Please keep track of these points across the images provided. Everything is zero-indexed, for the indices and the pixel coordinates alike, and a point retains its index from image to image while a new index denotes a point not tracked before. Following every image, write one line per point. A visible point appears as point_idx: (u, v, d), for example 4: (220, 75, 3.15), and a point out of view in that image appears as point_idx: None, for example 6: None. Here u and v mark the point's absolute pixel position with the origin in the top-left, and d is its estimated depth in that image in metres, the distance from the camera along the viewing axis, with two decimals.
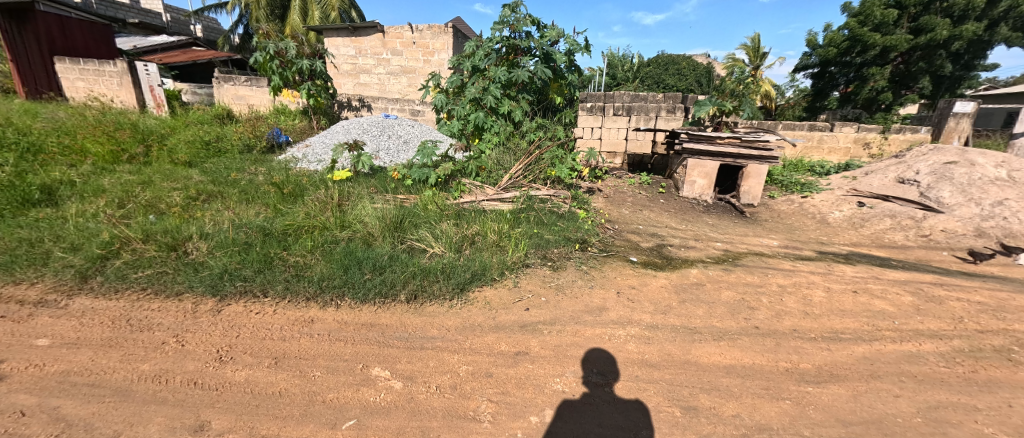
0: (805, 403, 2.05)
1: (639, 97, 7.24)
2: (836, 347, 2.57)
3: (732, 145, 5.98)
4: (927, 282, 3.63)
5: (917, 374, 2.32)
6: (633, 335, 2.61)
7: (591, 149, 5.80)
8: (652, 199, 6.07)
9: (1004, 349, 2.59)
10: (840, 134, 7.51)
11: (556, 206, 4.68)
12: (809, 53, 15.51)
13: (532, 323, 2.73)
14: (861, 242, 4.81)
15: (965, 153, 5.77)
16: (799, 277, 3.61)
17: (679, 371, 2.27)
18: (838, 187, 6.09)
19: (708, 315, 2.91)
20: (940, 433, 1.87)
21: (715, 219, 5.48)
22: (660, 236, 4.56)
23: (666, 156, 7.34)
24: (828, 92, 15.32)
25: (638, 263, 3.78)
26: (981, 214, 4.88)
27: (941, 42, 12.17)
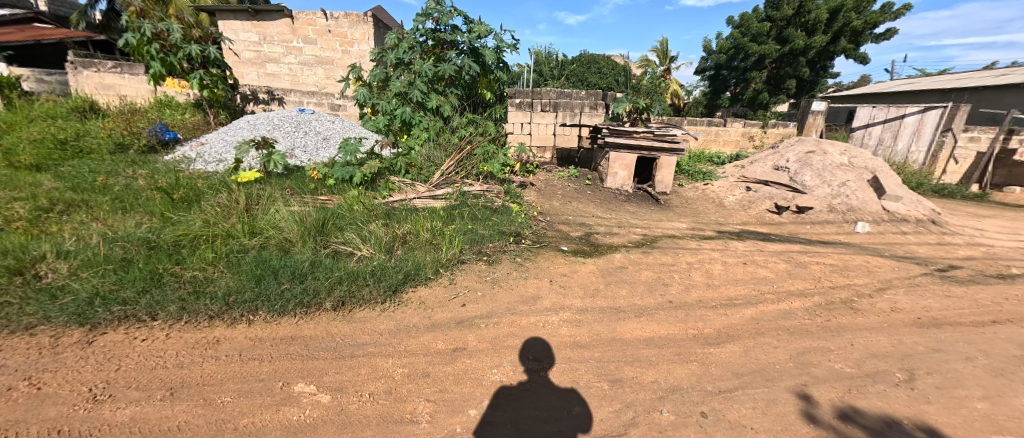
0: (709, 362, 2.33)
1: (565, 93, 7.48)
2: (731, 311, 2.96)
3: (647, 138, 6.49)
4: (797, 251, 4.34)
5: (792, 327, 2.76)
6: (565, 319, 2.75)
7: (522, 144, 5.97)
8: (578, 190, 6.39)
9: (849, 300, 3.21)
10: (731, 129, 8.57)
11: (489, 201, 4.71)
12: (706, 57, 17.58)
13: (469, 317, 2.74)
14: (750, 221, 5.56)
15: (821, 143, 6.95)
16: (703, 254, 4.08)
17: (606, 348, 2.45)
18: (731, 174, 6.96)
19: (630, 294, 3.16)
20: (807, 373, 2.26)
21: (635, 207, 5.94)
22: (588, 225, 4.82)
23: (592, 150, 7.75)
24: (723, 91, 17.37)
25: (569, 251, 3.97)
26: (833, 193, 5.93)
27: (799, 51, 14.36)
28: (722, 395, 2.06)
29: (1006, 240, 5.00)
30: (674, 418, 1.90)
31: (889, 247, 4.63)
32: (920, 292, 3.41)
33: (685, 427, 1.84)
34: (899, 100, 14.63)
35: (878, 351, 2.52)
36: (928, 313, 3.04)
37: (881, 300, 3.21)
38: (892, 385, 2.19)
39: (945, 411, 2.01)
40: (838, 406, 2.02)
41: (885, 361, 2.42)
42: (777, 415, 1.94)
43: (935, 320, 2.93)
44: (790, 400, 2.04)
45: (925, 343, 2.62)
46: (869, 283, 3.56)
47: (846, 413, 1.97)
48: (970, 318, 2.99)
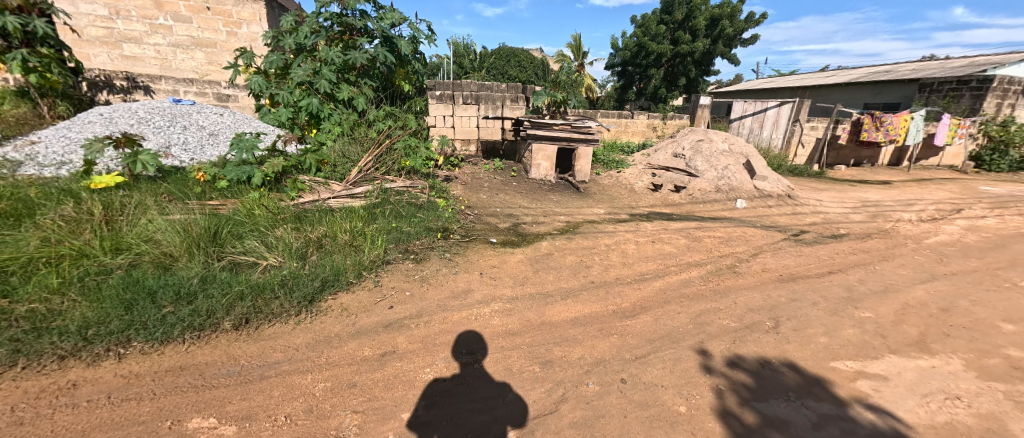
0: (627, 334, 2.55)
1: (485, 86, 7.48)
2: (643, 285, 3.26)
3: (566, 130, 6.79)
4: (695, 227, 4.92)
5: (692, 294, 3.13)
6: (495, 310, 2.78)
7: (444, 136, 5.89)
8: (503, 182, 6.45)
9: (734, 266, 3.74)
10: (638, 120, 9.32)
11: (414, 197, 4.54)
12: (613, 54, 18.88)
13: (397, 319, 2.63)
14: (657, 204, 6.14)
15: (708, 132, 7.90)
16: (619, 236, 4.42)
17: (536, 332, 2.53)
18: (639, 162, 7.60)
19: (556, 279, 3.30)
20: (704, 332, 2.59)
21: (558, 196, 6.18)
22: (514, 216, 4.91)
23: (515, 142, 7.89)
24: (630, 87, 18.75)
25: (497, 243, 4.00)
26: (720, 176, 6.81)
27: (687, 53, 16.20)
28: (637, 360, 2.27)
29: (838, 208, 6.22)
30: (598, 388, 2.04)
31: (762, 219, 5.47)
32: (782, 254, 4.09)
33: (608, 394, 2.00)
34: (765, 95, 17.30)
35: (756, 305, 2.97)
36: (790, 271, 3.66)
37: (756, 263, 3.79)
38: (766, 333, 2.61)
39: (802, 348, 2.45)
40: (728, 356, 2.35)
41: (760, 313, 2.86)
42: (681, 372, 2.19)
43: (795, 276, 3.54)
44: (691, 357, 2.33)
45: (788, 295, 3.15)
46: (747, 250, 4.18)
47: (734, 361, 2.30)
48: (818, 271, 3.66)
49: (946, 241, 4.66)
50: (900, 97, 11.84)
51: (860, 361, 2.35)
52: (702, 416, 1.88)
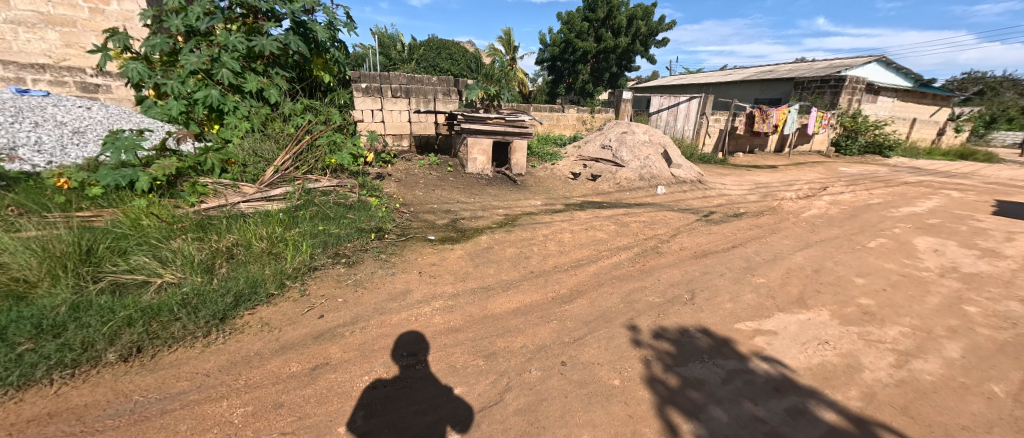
0: (565, 318, 2.65)
1: (415, 79, 7.24)
2: (578, 271, 3.41)
3: (500, 124, 6.80)
4: (623, 213, 5.25)
5: (622, 275, 3.35)
6: (436, 307, 2.73)
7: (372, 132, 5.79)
8: (440, 177, 6.32)
9: (657, 246, 4.06)
10: (569, 114, 9.67)
11: (342, 197, 4.26)
12: (543, 49, 19.29)
13: (329, 328, 2.46)
14: (590, 194, 6.44)
15: (631, 125, 8.43)
16: (555, 226, 4.57)
17: (478, 326, 2.53)
18: (571, 154, 7.89)
19: (497, 271, 3.32)
20: (633, 310, 2.78)
21: (496, 190, 6.21)
22: (452, 212, 4.83)
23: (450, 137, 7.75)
24: (560, 81, 19.33)
25: (436, 240, 3.91)
26: (643, 165, 7.32)
27: (610, 49, 17.10)
28: (575, 342, 2.38)
29: (740, 190, 7.04)
30: (541, 373, 2.10)
31: (680, 203, 6.00)
32: (697, 233, 4.53)
33: (549, 378, 2.06)
34: (679, 91, 18.94)
35: (676, 281, 3.27)
36: (704, 247, 4.08)
37: (676, 243, 4.16)
38: (686, 305, 2.88)
39: (714, 315, 2.75)
40: (655, 328, 2.56)
41: (679, 288, 3.15)
42: (615, 348, 2.34)
43: (708, 252, 3.95)
44: (623, 333, 2.49)
45: (702, 269, 3.51)
46: (668, 231, 4.56)
47: (660, 333, 2.51)
48: (726, 246, 4.12)
49: (820, 214, 5.51)
50: (780, 93, 13.87)
51: (760, 321, 2.70)
52: (634, 386, 2.03)
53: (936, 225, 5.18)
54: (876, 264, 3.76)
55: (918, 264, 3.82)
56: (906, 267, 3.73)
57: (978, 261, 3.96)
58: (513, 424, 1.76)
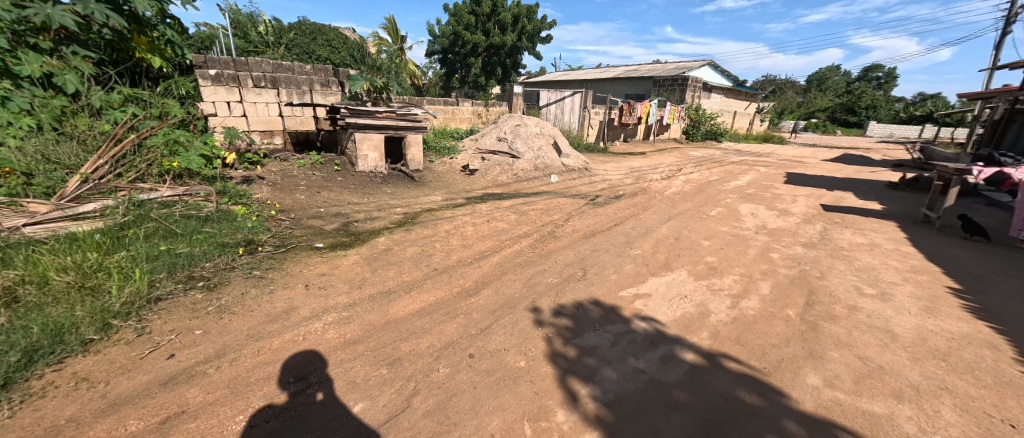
0: (471, 311, 2.68)
1: (283, 66, 6.42)
2: (482, 262, 3.48)
3: (390, 118, 6.47)
4: (522, 203, 5.48)
5: (522, 262, 3.51)
6: (330, 322, 2.50)
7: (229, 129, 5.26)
8: (325, 177, 5.75)
9: (553, 231, 4.35)
10: (463, 108, 9.65)
11: (194, 208, 3.60)
12: (432, 41, 18.80)
13: (180, 371, 2.05)
14: (490, 186, 6.55)
15: (523, 118, 8.76)
16: (456, 220, 4.55)
17: (380, 334, 2.40)
18: (468, 148, 7.90)
19: (398, 273, 3.19)
20: (533, 293, 2.94)
21: (392, 187, 5.90)
22: (343, 215, 4.45)
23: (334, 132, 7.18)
24: (452, 74, 19.07)
25: (325, 248, 3.57)
26: (536, 157, 7.71)
27: (498, 44, 17.46)
28: (481, 333, 2.42)
29: (619, 175, 7.91)
30: (448, 370, 2.10)
31: (571, 190, 6.49)
32: (587, 216, 4.97)
33: (457, 373, 2.07)
34: (564, 85, 20.34)
35: (570, 261, 3.55)
36: (593, 228, 4.50)
37: (569, 226, 4.51)
38: (580, 281, 3.15)
39: (601, 287, 3.07)
40: (552, 307, 2.75)
41: (573, 267, 3.44)
42: (519, 332, 2.45)
43: (595, 231, 4.37)
44: (525, 316, 2.62)
45: (591, 248, 3.87)
46: (562, 216, 4.91)
47: (557, 311, 2.70)
48: (610, 225, 4.61)
49: (680, 191, 6.51)
50: (643, 91, 16.00)
51: (638, 287, 3.10)
52: (537, 364, 2.16)
53: (754, 194, 6.56)
54: (717, 228, 4.62)
55: (742, 225, 4.81)
56: (735, 228, 4.67)
57: (779, 219, 5.15)
58: (422, 428, 1.73)
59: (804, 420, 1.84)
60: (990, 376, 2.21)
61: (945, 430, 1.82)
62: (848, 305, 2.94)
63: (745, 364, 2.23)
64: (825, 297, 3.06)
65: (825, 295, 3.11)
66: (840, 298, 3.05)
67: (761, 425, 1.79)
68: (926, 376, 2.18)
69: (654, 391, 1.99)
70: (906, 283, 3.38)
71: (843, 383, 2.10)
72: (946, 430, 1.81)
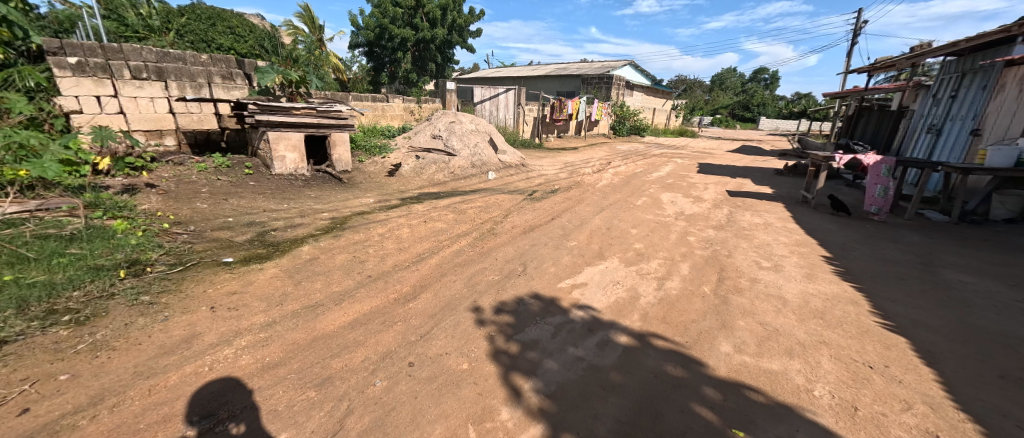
0: (409, 317, 2.59)
1: (169, 55, 5.62)
2: (420, 265, 3.38)
3: (310, 115, 6.00)
4: (459, 201, 5.42)
5: (461, 262, 3.47)
6: (245, 346, 2.24)
7: (98, 130, 4.52)
8: (234, 182, 5.16)
9: (492, 228, 4.36)
10: (394, 104, 9.24)
11: (56, 227, 3.07)
12: (356, 33, 17.72)
13: (36, 431, 1.67)
14: (426, 186, 6.37)
15: (457, 115, 8.62)
16: (391, 223, 4.36)
17: (308, 352, 2.22)
18: (401, 146, 7.59)
19: (326, 284, 2.97)
20: (473, 293, 2.92)
21: (316, 191, 5.48)
22: (258, 223, 4.03)
23: (241, 132, 6.52)
24: (381, 69, 18.17)
25: (235, 262, 3.19)
26: (473, 154, 7.65)
27: (428, 39, 16.99)
28: (421, 339, 2.36)
29: (554, 170, 8.16)
30: (386, 383, 2.00)
31: (509, 186, 6.56)
32: (525, 211, 5.05)
33: (396, 385, 1.99)
34: (496, 82, 20.43)
35: (509, 257, 3.59)
36: (530, 223, 4.59)
37: (508, 223, 4.56)
38: (520, 277, 3.20)
39: (540, 281, 3.14)
40: (493, 305, 2.76)
41: (512, 262, 3.48)
42: (459, 334, 2.42)
43: (533, 226, 4.47)
44: (466, 317, 2.60)
45: (529, 242, 3.95)
46: (501, 213, 4.94)
47: (498, 309, 2.72)
48: (547, 219, 4.74)
49: (610, 183, 6.89)
50: (574, 87, 16.94)
51: (574, 278, 3.23)
52: (480, 365, 2.16)
53: (673, 183, 7.17)
54: (643, 217, 4.98)
55: (663, 213, 5.23)
56: (658, 216, 5.07)
57: (694, 205, 5.69)
58: None
59: (720, 385, 2.06)
60: (855, 327, 2.66)
61: (825, 377, 2.15)
62: (750, 277, 3.36)
63: (670, 341, 2.43)
64: (732, 273, 3.45)
65: (733, 270, 3.51)
66: (745, 273, 3.46)
67: (685, 395, 1.97)
68: (811, 333, 2.57)
69: (592, 376, 2.10)
70: (792, 254, 3.94)
71: (749, 347, 2.39)
72: (826, 377, 2.15)
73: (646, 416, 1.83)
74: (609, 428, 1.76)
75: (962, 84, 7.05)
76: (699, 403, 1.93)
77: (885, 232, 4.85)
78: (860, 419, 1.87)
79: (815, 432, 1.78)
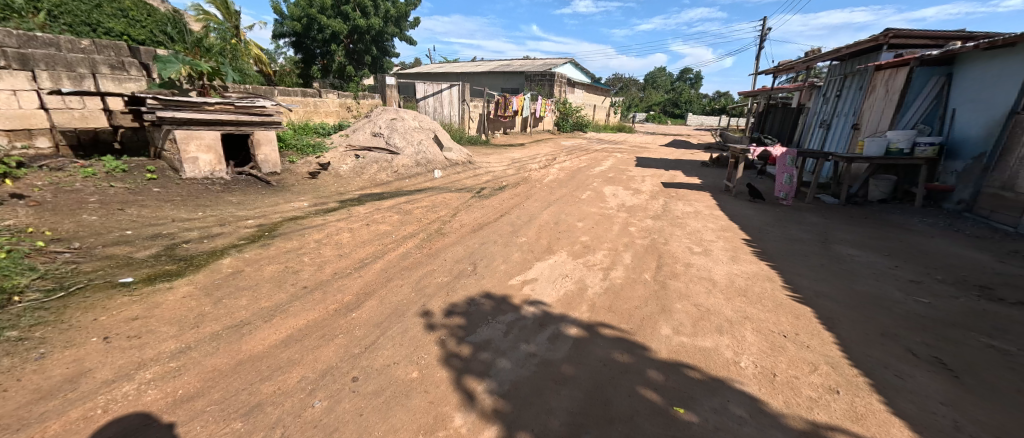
0: (351, 329, 2.44)
1: (36, 39, 4.88)
2: (363, 271, 3.21)
3: (227, 111, 5.51)
4: (403, 201, 5.23)
5: (408, 265, 3.35)
6: (151, 379, 1.95)
7: None
8: (134, 189, 4.53)
9: (440, 228, 4.27)
10: (328, 100, 8.67)
11: None
12: (280, 22, 16.32)
13: None
14: (367, 186, 6.07)
15: (398, 112, 8.29)
16: (329, 228, 4.10)
17: (234, 378, 1.99)
18: (338, 144, 7.15)
19: (254, 299, 2.71)
20: (420, 297, 2.83)
21: (239, 196, 4.99)
22: (165, 235, 3.57)
23: (139, 130, 5.77)
24: (312, 62, 16.91)
25: (136, 282, 2.77)
26: (417, 152, 7.42)
27: (362, 30, 16.12)
28: (366, 351, 2.24)
29: (501, 167, 8.17)
30: (326, 403, 1.86)
31: (456, 184, 6.45)
32: (474, 209, 5.00)
33: (338, 403, 1.86)
34: (438, 78, 19.98)
35: (457, 257, 3.53)
36: (478, 221, 4.56)
37: (455, 222, 4.49)
38: (470, 277, 3.16)
39: (489, 280, 3.13)
40: (443, 307, 2.70)
41: (461, 262, 3.43)
42: (408, 341, 2.34)
43: (481, 224, 4.43)
44: (414, 323, 2.52)
45: (478, 241, 3.92)
46: (448, 212, 4.85)
47: (448, 311, 2.66)
48: (494, 217, 4.73)
49: (556, 179, 7.05)
50: (517, 84, 17.08)
51: (523, 274, 3.25)
52: (431, 371, 2.10)
53: (614, 177, 7.50)
54: (588, 210, 5.15)
55: (606, 206, 5.45)
56: (602, 209, 5.28)
57: (633, 197, 6.00)
58: None
59: (662, 366, 2.19)
60: (771, 301, 2.97)
61: (750, 349, 2.38)
62: (684, 263, 3.62)
63: (617, 328, 2.54)
64: (669, 259, 3.69)
65: (669, 257, 3.76)
66: (679, 259, 3.72)
67: (632, 380, 2.07)
68: (737, 310, 2.82)
69: (545, 371, 2.13)
70: (719, 239, 4.30)
71: (686, 328, 2.58)
72: (751, 349, 2.38)
73: (597, 404, 1.90)
74: (562, 421, 1.80)
75: (844, 85, 8.14)
76: (644, 385, 2.04)
77: (793, 215, 5.46)
78: (779, 384, 2.09)
79: (744, 401, 1.95)
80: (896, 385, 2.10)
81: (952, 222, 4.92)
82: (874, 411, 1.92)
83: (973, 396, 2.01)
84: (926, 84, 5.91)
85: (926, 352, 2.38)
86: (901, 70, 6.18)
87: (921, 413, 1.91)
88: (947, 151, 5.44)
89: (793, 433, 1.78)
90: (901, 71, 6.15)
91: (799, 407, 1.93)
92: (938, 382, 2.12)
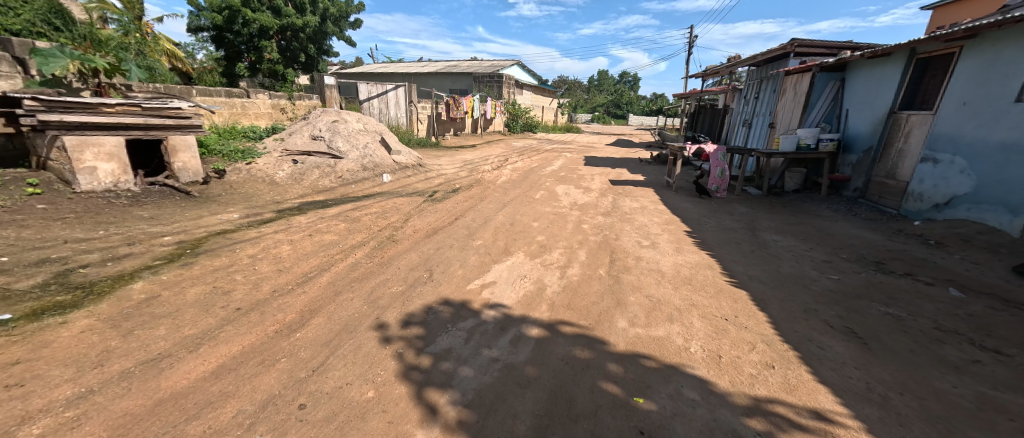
0: (295, 351, 2.28)
1: None
2: (309, 286, 3.01)
3: (132, 114, 4.91)
4: (350, 209, 4.96)
5: (359, 276, 3.19)
6: (41, 434, 1.67)
7: None
8: (10, 207, 3.86)
9: (392, 235, 4.12)
10: (258, 101, 8.05)
11: None
12: (197, 13, 14.74)
13: None
14: (309, 193, 5.71)
15: (340, 113, 7.87)
16: (266, 241, 3.79)
17: (152, 421, 1.77)
18: (273, 150, 6.65)
19: (175, 328, 2.43)
20: (372, 310, 2.70)
21: (153, 210, 4.47)
22: (55, 261, 3.10)
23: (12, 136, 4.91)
24: (237, 59, 15.50)
25: (16, 319, 2.35)
26: (362, 156, 7.11)
27: (295, 27, 15.07)
28: (314, 374, 2.09)
29: (453, 169, 8.06)
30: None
31: (407, 188, 6.26)
32: (426, 213, 4.88)
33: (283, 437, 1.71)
34: (382, 77, 19.30)
35: (411, 265, 3.42)
36: (431, 226, 4.45)
37: (408, 227, 4.35)
38: (426, 284, 3.08)
39: (445, 286, 3.06)
40: (398, 318, 2.61)
41: (417, 269, 3.33)
42: (361, 358, 2.22)
43: (435, 229, 4.34)
44: (368, 337, 2.40)
45: (433, 246, 3.83)
46: (400, 218, 4.70)
47: (405, 321, 2.58)
48: (448, 220, 4.65)
49: (509, 180, 7.07)
50: (466, 85, 17.02)
51: (480, 278, 3.23)
52: (388, 388, 2.01)
53: (564, 176, 7.69)
54: (542, 210, 5.22)
55: (559, 205, 5.56)
56: (555, 208, 5.38)
57: (584, 196, 6.17)
58: None
59: (620, 359, 2.27)
60: (713, 288, 3.20)
61: (697, 334, 2.54)
62: (635, 256, 3.79)
63: (576, 325, 2.60)
64: (621, 254, 3.84)
65: (620, 251, 3.91)
66: (630, 253, 3.89)
67: (593, 375, 2.13)
68: (684, 299, 3.01)
69: (508, 375, 2.12)
70: (664, 232, 4.55)
71: (640, 319, 2.69)
72: (698, 334, 2.54)
73: (560, 403, 1.93)
74: (528, 425, 1.80)
75: (761, 88, 8.99)
76: (605, 379, 2.10)
77: (726, 207, 5.92)
78: (724, 365, 2.25)
79: (696, 384, 2.08)
80: (819, 355, 2.34)
81: (853, 207, 5.59)
82: (804, 381, 2.13)
83: (878, 358, 2.30)
84: (825, 88, 6.68)
85: (840, 324, 2.68)
86: (805, 76, 6.95)
87: (841, 378, 2.15)
88: (845, 146, 6.19)
89: (738, 410, 1.92)
90: (806, 75, 6.90)
91: (742, 384, 2.09)
92: (851, 349, 2.40)
